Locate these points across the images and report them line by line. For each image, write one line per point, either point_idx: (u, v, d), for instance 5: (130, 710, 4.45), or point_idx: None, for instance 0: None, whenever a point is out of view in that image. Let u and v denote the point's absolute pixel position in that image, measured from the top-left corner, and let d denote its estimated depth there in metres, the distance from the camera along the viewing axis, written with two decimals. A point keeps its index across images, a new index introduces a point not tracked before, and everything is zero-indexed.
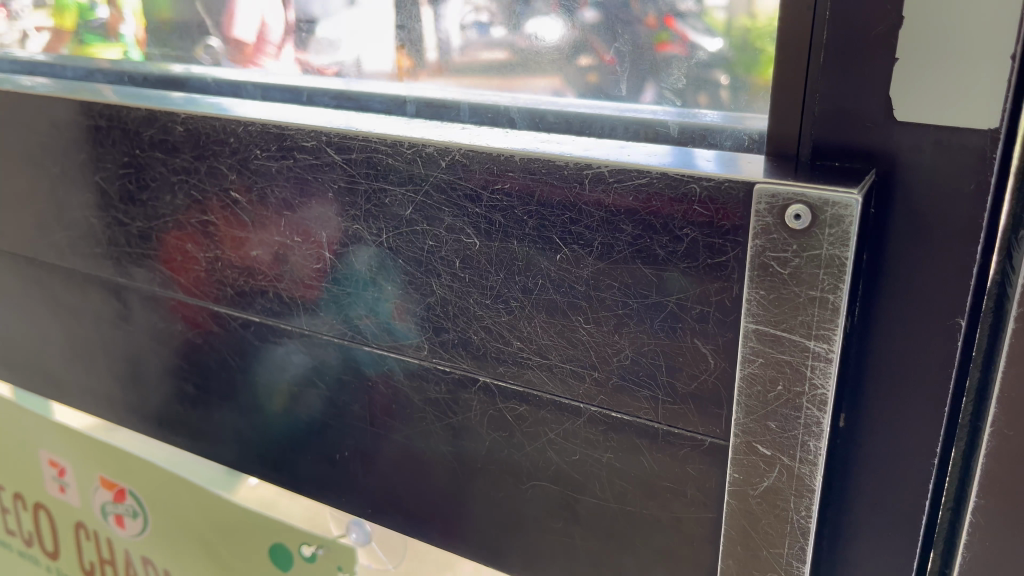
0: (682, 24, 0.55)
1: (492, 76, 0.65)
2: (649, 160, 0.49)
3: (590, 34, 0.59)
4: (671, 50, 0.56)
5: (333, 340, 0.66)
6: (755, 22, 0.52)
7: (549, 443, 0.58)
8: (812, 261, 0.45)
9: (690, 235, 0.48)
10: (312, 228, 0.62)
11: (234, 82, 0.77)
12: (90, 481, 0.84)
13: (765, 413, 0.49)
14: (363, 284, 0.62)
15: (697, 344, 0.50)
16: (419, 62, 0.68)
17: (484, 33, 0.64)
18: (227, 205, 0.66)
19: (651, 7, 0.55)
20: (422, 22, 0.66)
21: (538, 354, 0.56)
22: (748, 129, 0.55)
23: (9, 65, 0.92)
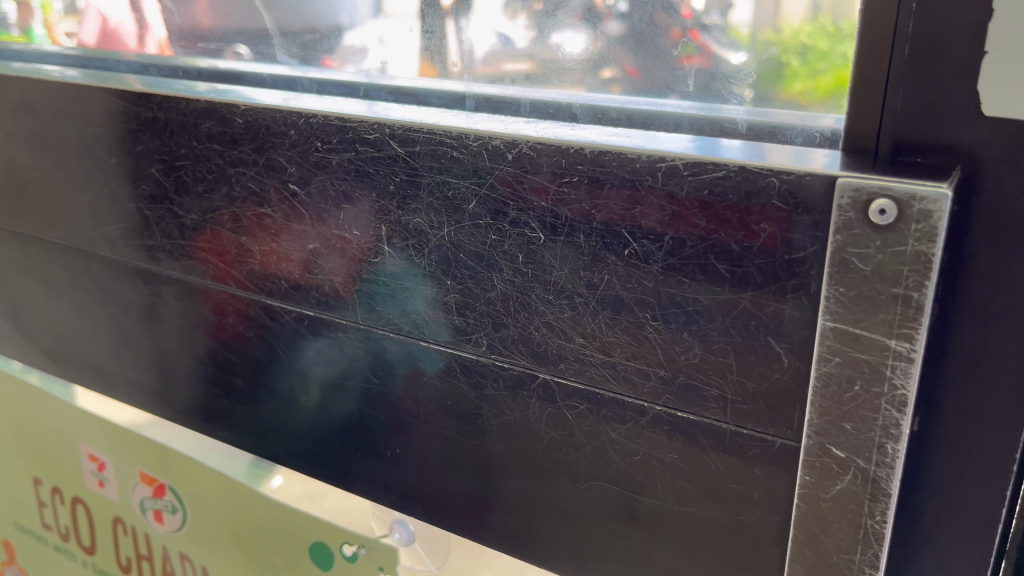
0: (706, 37, 0.57)
1: (521, 89, 0.66)
2: (680, 148, 0.49)
3: (614, 48, 0.61)
4: (695, 62, 0.58)
5: (371, 330, 0.66)
6: (781, 35, 0.54)
7: (610, 443, 0.57)
8: (897, 257, 0.44)
9: (766, 230, 0.47)
10: (359, 228, 0.63)
11: (290, 77, 0.78)
12: (130, 476, 0.84)
13: (841, 414, 0.48)
14: (413, 282, 0.62)
15: (771, 342, 0.49)
16: (443, 72, 0.70)
17: (508, 45, 0.66)
18: (277, 200, 0.66)
19: (675, 19, 0.57)
20: (447, 37, 0.69)
21: (601, 352, 0.55)
22: (820, 127, 0.54)
23: (60, 58, 0.93)
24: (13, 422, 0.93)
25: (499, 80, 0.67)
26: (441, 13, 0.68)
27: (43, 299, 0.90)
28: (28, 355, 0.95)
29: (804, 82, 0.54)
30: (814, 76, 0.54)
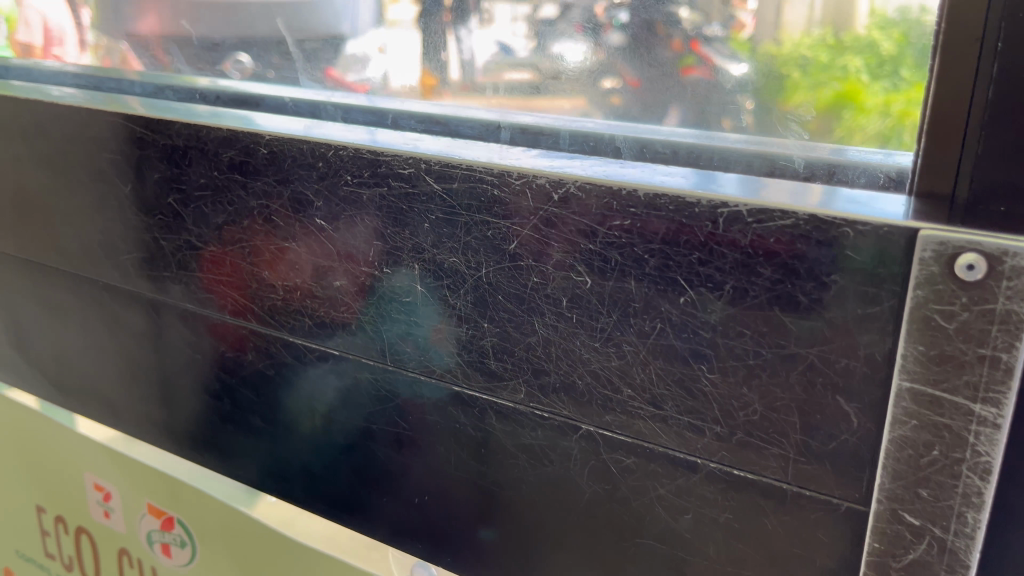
0: (707, 49, 0.56)
1: (517, 99, 0.65)
2: (671, 183, 0.48)
3: (614, 58, 0.60)
4: (696, 74, 0.57)
5: (380, 365, 0.64)
6: (781, 49, 0.54)
7: (658, 499, 0.54)
8: (984, 316, 0.41)
9: (838, 281, 0.44)
10: (359, 248, 0.61)
11: (313, 101, 0.74)
12: (137, 508, 0.81)
13: (917, 479, 0.45)
14: (416, 306, 0.60)
15: (839, 401, 0.46)
16: (443, 81, 0.68)
17: (508, 54, 0.64)
18: (278, 218, 0.64)
19: (676, 31, 0.57)
20: (450, 50, 0.67)
21: (651, 404, 0.52)
22: (886, 166, 0.51)
23: (72, 78, 0.90)
24: (16, 448, 0.90)
25: (499, 87, 0.66)
26: (442, 23, 0.66)
27: (49, 325, 0.86)
28: (34, 383, 0.92)
29: (806, 94, 0.54)
30: (817, 89, 0.53)
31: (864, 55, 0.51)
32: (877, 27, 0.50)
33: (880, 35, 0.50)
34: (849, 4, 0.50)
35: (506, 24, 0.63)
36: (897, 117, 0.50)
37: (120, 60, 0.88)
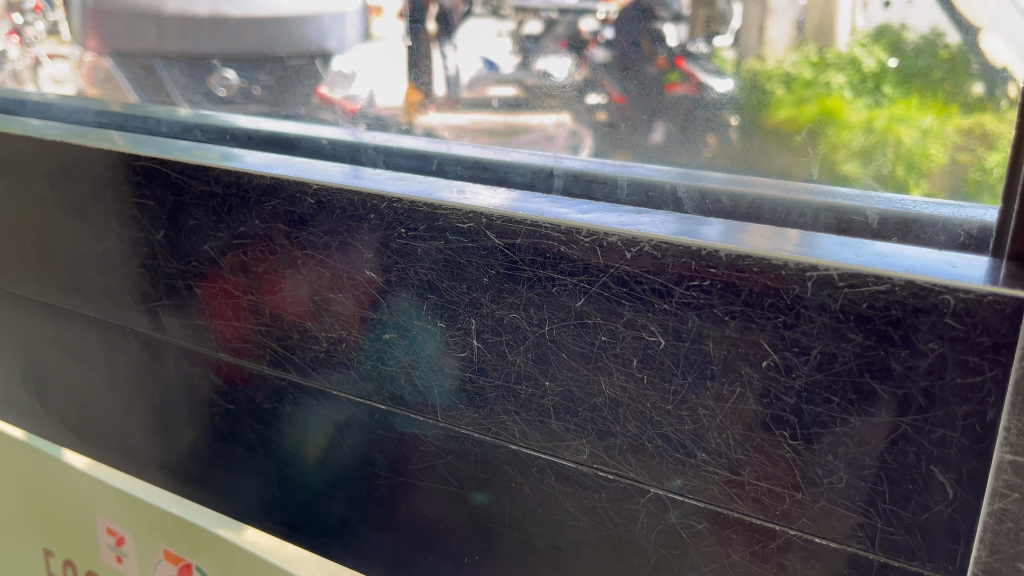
0: (693, 65, 0.56)
1: (502, 115, 0.66)
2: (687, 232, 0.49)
3: (601, 75, 0.60)
4: (681, 90, 0.58)
5: (392, 409, 0.64)
6: (764, 66, 0.54)
7: (731, 565, 0.52)
8: None
9: (936, 349, 0.42)
10: (358, 268, 0.60)
11: (353, 143, 0.72)
12: (153, 553, 0.78)
13: (1016, 554, 0.43)
14: (414, 333, 0.60)
15: (934, 471, 0.44)
16: (429, 97, 0.69)
17: (493, 70, 0.65)
18: (273, 247, 0.64)
19: (661, 48, 0.57)
20: (433, 65, 0.68)
21: (728, 469, 0.50)
22: (965, 223, 0.49)
23: (72, 109, 0.90)
24: (25, 495, 0.87)
25: (478, 100, 0.66)
26: (427, 38, 0.67)
27: (71, 370, 0.84)
28: (52, 429, 0.89)
29: (791, 111, 0.54)
30: (800, 104, 0.53)
31: (845, 72, 0.51)
32: (859, 45, 0.50)
33: (863, 53, 0.50)
34: (831, 22, 0.51)
35: (492, 38, 0.64)
36: (879, 132, 0.51)
37: (105, 77, 0.87)
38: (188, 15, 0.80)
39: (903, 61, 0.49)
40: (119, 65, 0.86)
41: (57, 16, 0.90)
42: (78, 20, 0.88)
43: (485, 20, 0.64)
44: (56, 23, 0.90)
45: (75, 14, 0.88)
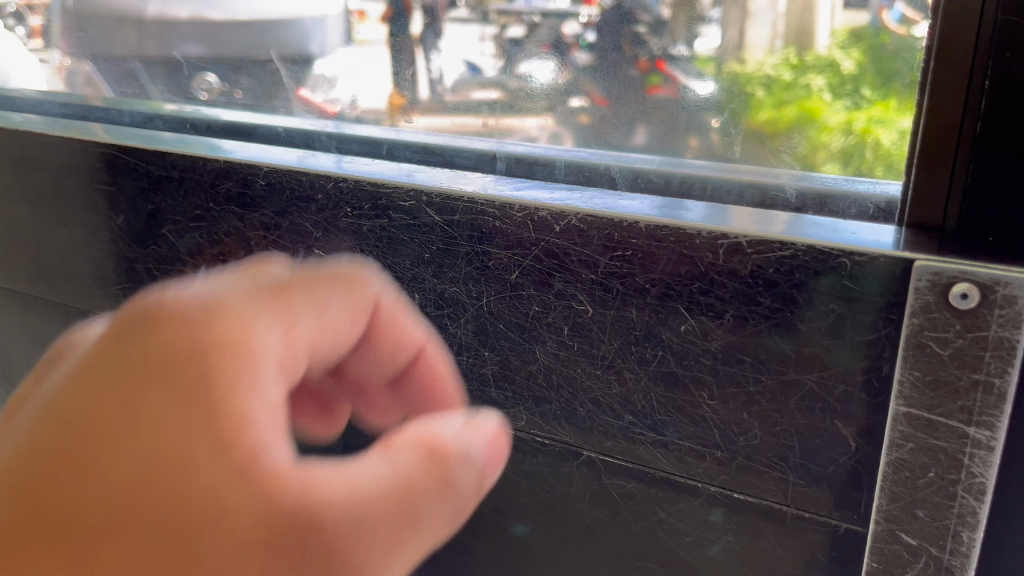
0: (673, 68, 0.59)
1: (482, 119, 0.68)
2: (623, 208, 0.51)
3: (581, 77, 0.63)
4: (662, 92, 0.60)
5: None
6: (744, 68, 0.56)
7: (659, 522, 0.55)
8: (978, 342, 0.42)
9: (836, 310, 0.45)
10: (304, 247, 0.62)
11: (307, 131, 0.75)
12: None
13: (914, 501, 0.46)
14: None
15: (838, 425, 0.47)
16: (412, 101, 0.72)
17: (477, 73, 0.68)
18: (229, 231, 0.66)
19: (643, 51, 0.59)
20: (418, 65, 0.71)
21: (653, 430, 0.53)
22: (875, 197, 0.51)
23: (48, 105, 0.91)
24: None
25: (463, 103, 0.69)
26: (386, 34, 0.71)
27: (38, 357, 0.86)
28: None
29: (771, 113, 0.56)
30: (781, 107, 0.55)
31: (824, 75, 0.53)
32: (837, 47, 0.52)
33: (841, 55, 0.52)
34: (812, 27, 0.53)
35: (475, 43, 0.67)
36: (858, 134, 0.52)
37: (85, 81, 0.90)
38: (168, 19, 0.85)
39: (880, 63, 0.50)
40: (100, 68, 0.89)
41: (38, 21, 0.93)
42: (58, 23, 0.91)
43: (468, 22, 0.66)
44: (35, 28, 0.93)
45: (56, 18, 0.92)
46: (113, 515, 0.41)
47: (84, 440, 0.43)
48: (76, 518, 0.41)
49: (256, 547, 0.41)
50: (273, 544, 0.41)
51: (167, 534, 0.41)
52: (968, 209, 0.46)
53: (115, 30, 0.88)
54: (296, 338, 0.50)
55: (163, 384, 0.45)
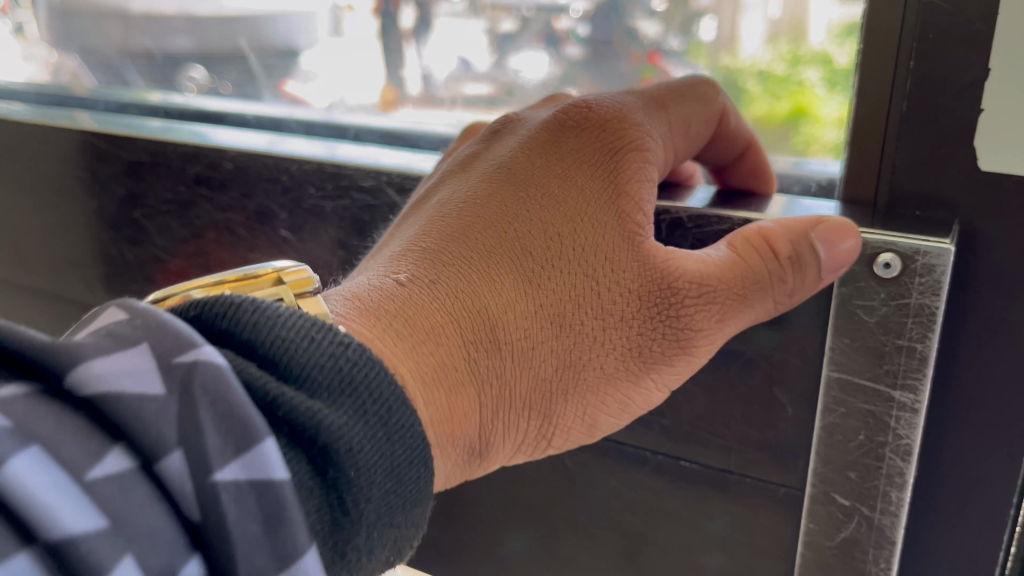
0: (666, 61, 0.59)
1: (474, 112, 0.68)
2: None
3: (574, 71, 0.62)
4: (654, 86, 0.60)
5: None
6: (736, 62, 0.56)
7: (612, 490, 0.57)
8: (901, 310, 0.44)
9: None
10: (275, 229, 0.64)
11: (274, 117, 0.77)
12: None
13: (846, 462, 0.48)
14: None
15: (775, 392, 0.49)
16: (402, 94, 0.70)
17: (468, 68, 0.67)
18: (199, 214, 0.68)
19: (635, 45, 0.59)
20: (405, 59, 0.69)
21: None
22: (816, 176, 0.55)
23: (36, 96, 0.93)
24: None
25: (458, 100, 0.68)
26: None
27: None
28: None
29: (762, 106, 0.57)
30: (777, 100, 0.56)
31: (818, 68, 0.52)
32: (833, 43, 0.50)
33: (834, 50, 0.50)
34: (805, 22, 0.51)
35: (469, 39, 0.66)
36: None
37: (71, 76, 0.90)
38: (156, 15, 0.81)
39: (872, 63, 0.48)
40: (85, 61, 0.88)
41: (21, 15, 0.91)
42: (43, 17, 0.89)
43: (462, 16, 0.65)
44: (20, 22, 0.92)
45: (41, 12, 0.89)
46: (493, 242, 0.44)
47: (529, 197, 0.45)
48: (466, 228, 0.45)
49: (624, 246, 0.43)
50: (551, 314, 0.43)
51: (552, 323, 0.43)
52: (897, 183, 0.48)
53: (97, 23, 0.85)
54: (672, 146, 0.49)
55: (563, 140, 0.46)
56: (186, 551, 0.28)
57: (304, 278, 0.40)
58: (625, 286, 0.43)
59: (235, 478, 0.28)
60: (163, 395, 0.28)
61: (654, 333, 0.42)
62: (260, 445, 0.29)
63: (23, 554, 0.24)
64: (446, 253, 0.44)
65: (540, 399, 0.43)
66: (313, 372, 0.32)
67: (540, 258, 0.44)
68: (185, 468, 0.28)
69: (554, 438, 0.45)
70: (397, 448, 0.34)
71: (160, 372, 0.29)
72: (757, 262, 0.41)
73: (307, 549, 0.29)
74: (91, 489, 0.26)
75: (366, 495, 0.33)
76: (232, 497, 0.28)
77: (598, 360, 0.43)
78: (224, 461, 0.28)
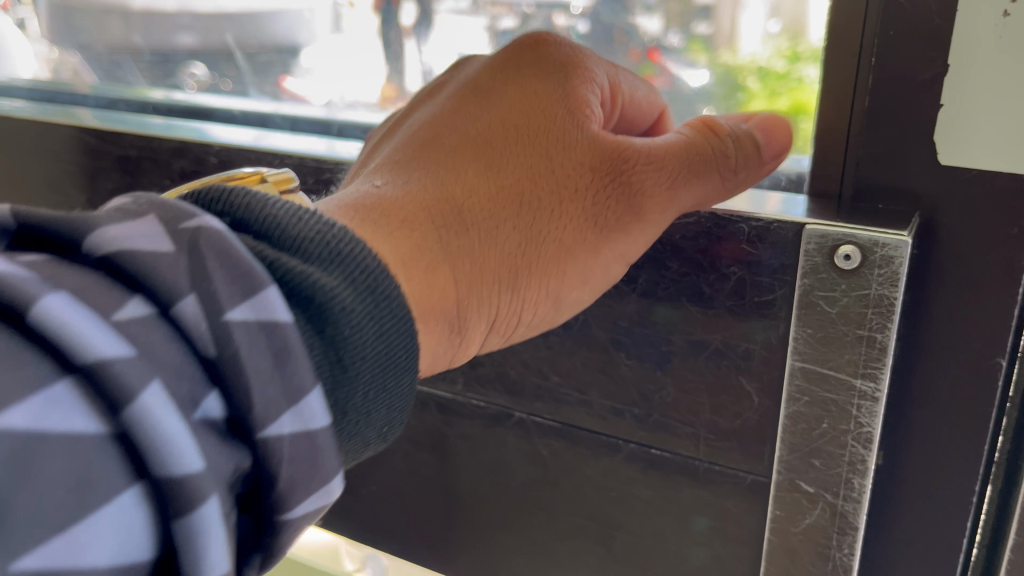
0: (666, 58, 0.58)
1: None
2: None
3: None
4: (654, 83, 0.59)
5: None
6: (735, 60, 0.55)
7: (587, 479, 0.58)
8: (861, 300, 0.45)
9: (737, 272, 0.48)
10: None
11: (262, 113, 0.79)
12: None
13: (810, 450, 0.49)
14: None
15: (742, 381, 0.50)
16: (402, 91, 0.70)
17: None
18: None
19: (635, 42, 0.58)
20: (405, 54, 0.69)
21: (577, 390, 0.56)
22: (787, 170, 0.55)
23: (30, 92, 0.94)
24: None
25: None
26: None
27: None
28: None
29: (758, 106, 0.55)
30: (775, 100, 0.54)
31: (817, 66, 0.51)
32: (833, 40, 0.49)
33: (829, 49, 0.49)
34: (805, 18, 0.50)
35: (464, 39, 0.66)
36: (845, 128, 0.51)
37: (74, 73, 0.89)
38: (156, 12, 0.79)
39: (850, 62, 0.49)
40: (86, 59, 0.87)
41: (24, 13, 0.88)
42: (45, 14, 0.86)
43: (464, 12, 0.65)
44: (22, 19, 0.89)
45: (41, 7, 0.86)
46: (457, 145, 0.48)
47: (486, 108, 0.49)
48: (432, 138, 0.49)
49: (574, 133, 0.46)
50: (512, 195, 0.46)
51: (514, 202, 0.46)
52: (860, 178, 0.49)
53: (96, 20, 0.83)
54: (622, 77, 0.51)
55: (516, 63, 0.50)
56: (206, 385, 0.29)
57: (286, 178, 0.45)
58: (578, 161, 0.46)
59: (245, 317, 0.30)
60: (172, 252, 0.30)
61: (605, 201, 0.46)
62: (264, 291, 0.31)
63: (65, 381, 0.25)
64: (413, 161, 0.48)
65: (508, 272, 0.46)
66: (304, 244, 0.35)
67: (500, 151, 0.47)
68: (198, 308, 0.29)
69: (524, 313, 0.48)
70: (388, 312, 0.36)
71: (168, 234, 0.30)
72: (701, 141, 0.46)
73: (312, 385, 0.31)
74: (120, 327, 0.27)
75: (360, 353, 0.35)
76: (243, 332, 0.29)
77: (558, 233, 0.46)
78: (234, 303, 0.30)
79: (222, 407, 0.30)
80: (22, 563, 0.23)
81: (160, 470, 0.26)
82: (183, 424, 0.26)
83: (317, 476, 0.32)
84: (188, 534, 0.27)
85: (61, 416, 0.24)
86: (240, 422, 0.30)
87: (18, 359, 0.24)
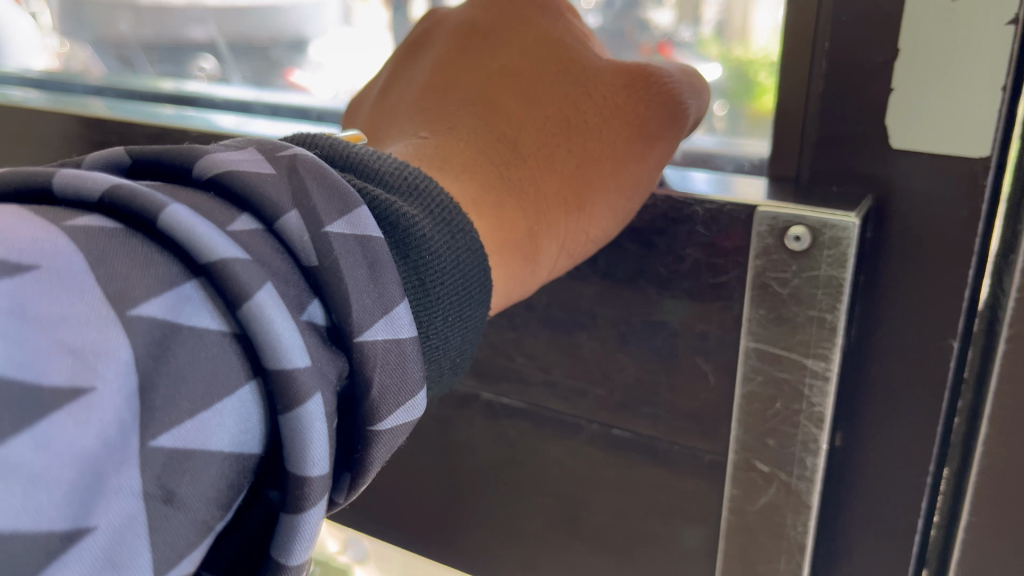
0: (677, 53, 0.56)
1: None
2: None
3: None
4: None
5: None
6: (748, 53, 0.53)
7: (552, 459, 0.59)
8: (811, 281, 0.46)
9: (692, 255, 0.49)
10: None
11: (243, 100, 0.79)
12: None
13: (764, 429, 0.50)
14: None
15: (698, 362, 0.51)
16: None
17: None
18: None
19: (646, 36, 0.58)
20: None
21: (541, 370, 0.57)
22: (749, 155, 0.56)
23: (20, 80, 0.96)
24: None
25: None
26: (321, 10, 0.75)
27: None
28: None
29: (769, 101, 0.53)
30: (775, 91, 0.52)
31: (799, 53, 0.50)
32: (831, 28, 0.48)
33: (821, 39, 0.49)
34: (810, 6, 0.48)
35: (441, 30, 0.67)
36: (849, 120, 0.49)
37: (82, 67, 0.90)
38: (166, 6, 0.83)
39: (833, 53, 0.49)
40: (95, 50, 0.88)
41: (36, 5, 0.91)
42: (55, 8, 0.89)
43: None
44: (36, 13, 0.92)
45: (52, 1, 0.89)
46: (482, 93, 0.51)
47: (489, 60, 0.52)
48: (454, 95, 0.52)
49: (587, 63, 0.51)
50: (557, 122, 0.49)
51: (560, 127, 0.49)
52: (817, 162, 0.50)
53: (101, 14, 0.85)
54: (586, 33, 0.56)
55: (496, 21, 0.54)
56: (308, 293, 0.31)
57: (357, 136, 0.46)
58: (604, 86, 0.50)
59: (342, 231, 0.32)
60: (274, 174, 0.32)
61: (647, 113, 0.49)
62: (357, 209, 0.34)
63: (193, 282, 0.27)
64: (439, 115, 0.51)
65: (571, 190, 0.48)
66: (385, 176, 0.38)
67: (527, 90, 0.50)
68: (299, 223, 0.31)
69: (593, 230, 0.49)
70: (458, 240, 0.39)
71: (267, 161, 0.33)
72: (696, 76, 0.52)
73: (400, 298, 0.34)
74: (236, 237, 0.29)
75: (439, 278, 0.37)
76: (342, 245, 0.32)
77: (610, 143, 0.49)
78: (332, 217, 0.32)
79: (323, 315, 0.32)
80: (158, 442, 0.25)
81: (270, 362, 0.28)
82: (291, 323, 0.28)
83: (405, 384, 0.34)
84: (295, 427, 0.28)
85: (191, 312, 0.27)
86: (336, 330, 0.32)
87: (151, 261, 0.27)
